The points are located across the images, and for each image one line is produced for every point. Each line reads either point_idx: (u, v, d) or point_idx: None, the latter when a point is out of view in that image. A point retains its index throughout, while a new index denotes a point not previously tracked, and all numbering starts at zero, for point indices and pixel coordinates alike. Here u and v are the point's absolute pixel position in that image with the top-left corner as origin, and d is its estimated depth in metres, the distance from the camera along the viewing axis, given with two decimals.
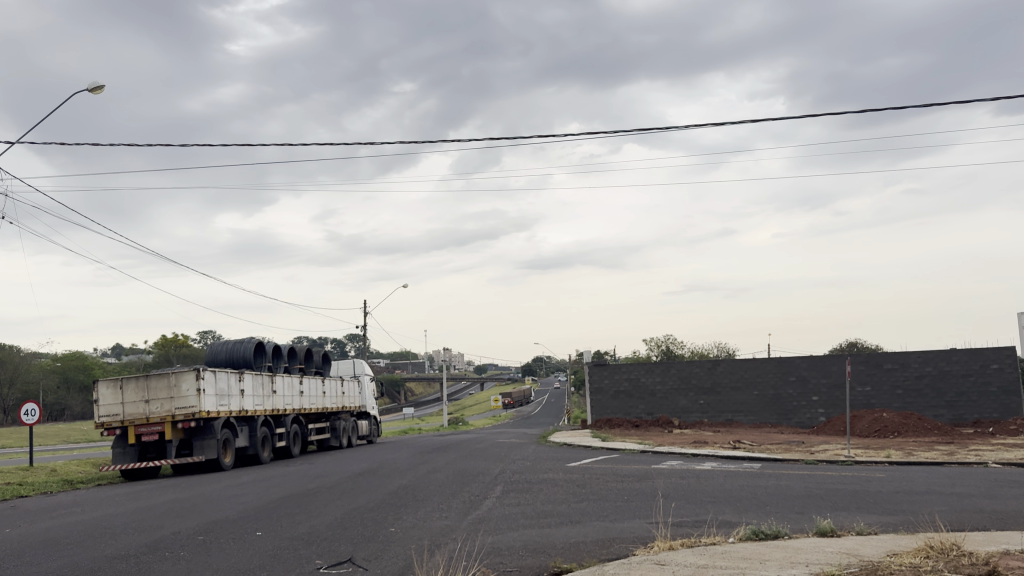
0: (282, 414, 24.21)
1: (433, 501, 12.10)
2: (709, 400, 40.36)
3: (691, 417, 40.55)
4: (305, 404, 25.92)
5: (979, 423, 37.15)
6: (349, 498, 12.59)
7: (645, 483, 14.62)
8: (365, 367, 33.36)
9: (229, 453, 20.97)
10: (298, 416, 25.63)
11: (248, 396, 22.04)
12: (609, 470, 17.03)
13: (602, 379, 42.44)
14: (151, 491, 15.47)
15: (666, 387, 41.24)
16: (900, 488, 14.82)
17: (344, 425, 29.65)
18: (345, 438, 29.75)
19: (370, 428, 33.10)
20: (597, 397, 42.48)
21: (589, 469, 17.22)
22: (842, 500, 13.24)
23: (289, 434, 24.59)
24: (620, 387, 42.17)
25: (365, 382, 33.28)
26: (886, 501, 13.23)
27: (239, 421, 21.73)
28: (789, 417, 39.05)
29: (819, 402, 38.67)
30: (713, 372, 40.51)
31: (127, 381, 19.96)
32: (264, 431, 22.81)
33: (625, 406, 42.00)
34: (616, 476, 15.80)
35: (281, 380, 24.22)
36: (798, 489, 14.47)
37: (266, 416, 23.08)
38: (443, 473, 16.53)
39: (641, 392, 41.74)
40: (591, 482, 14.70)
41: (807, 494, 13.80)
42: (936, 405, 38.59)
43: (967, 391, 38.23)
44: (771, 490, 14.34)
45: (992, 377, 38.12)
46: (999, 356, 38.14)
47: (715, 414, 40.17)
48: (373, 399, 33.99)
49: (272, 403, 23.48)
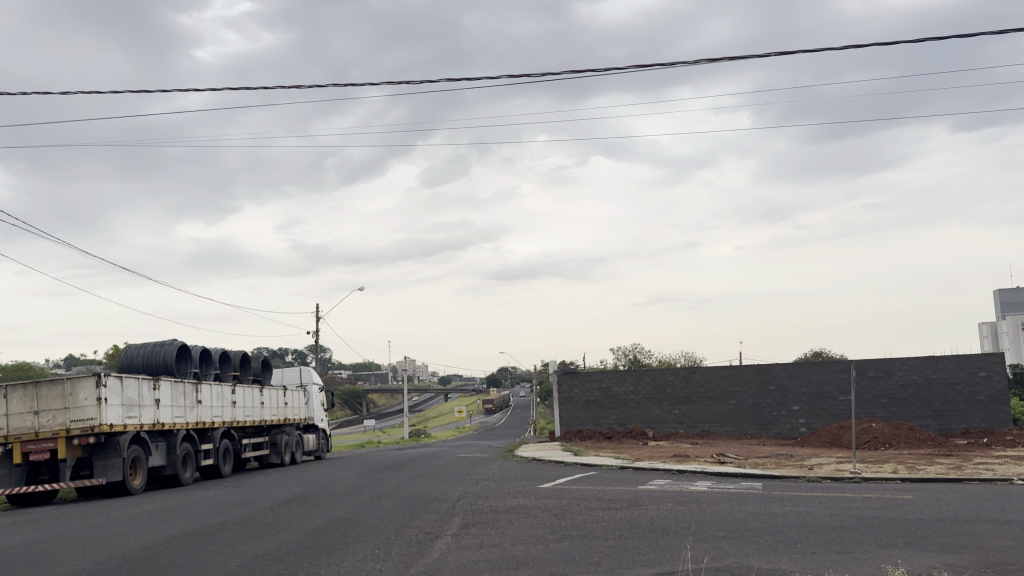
0: (208, 428, 21.00)
1: (369, 544, 9.16)
2: (684, 410, 37.80)
3: (666, 428, 37.94)
4: (237, 416, 22.74)
5: (969, 433, 35.13)
6: (257, 540, 9.57)
7: (637, 512, 11.76)
8: (312, 375, 30.21)
9: (140, 474, 17.82)
10: (229, 430, 22.41)
11: (166, 407, 18.90)
12: (589, 494, 14.15)
13: (571, 389, 39.59)
14: (20, 526, 12.26)
15: (639, 397, 38.57)
16: (947, 512, 12.19)
17: (285, 439, 26.46)
18: (287, 455, 26.57)
19: (317, 442, 29.91)
20: (566, 407, 39.62)
21: (566, 492, 14.32)
22: (888, 533, 10.58)
23: (218, 450, 21.44)
24: (591, 397, 39.37)
25: (313, 392, 30.09)
26: (940, 534, 10.63)
27: (153, 436, 18.55)
28: (769, 428, 36.68)
29: (799, 412, 36.37)
30: (688, 381, 37.97)
31: (14, 389, 16.72)
32: (186, 447, 19.66)
33: (595, 417, 39.21)
34: (599, 501, 12.93)
35: (208, 388, 21.05)
36: (824, 518, 11.71)
37: (187, 431, 19.88)
38: (389, 500, 13.52)
39: (612, 401, 39.03)
40: (571, 510, 11.83)
41: (838, 525, 11.08)
42: (922, 415, 36.51)
43: (955, 400, 36.20)
44: (792, 519, 11.58)
45: (980, 386, 36.10)
46: (987, 363, 36.15)
47: (691, 425, 37.62)
48: (321, 410, 30.78)
49: (196, 415, 20.30)
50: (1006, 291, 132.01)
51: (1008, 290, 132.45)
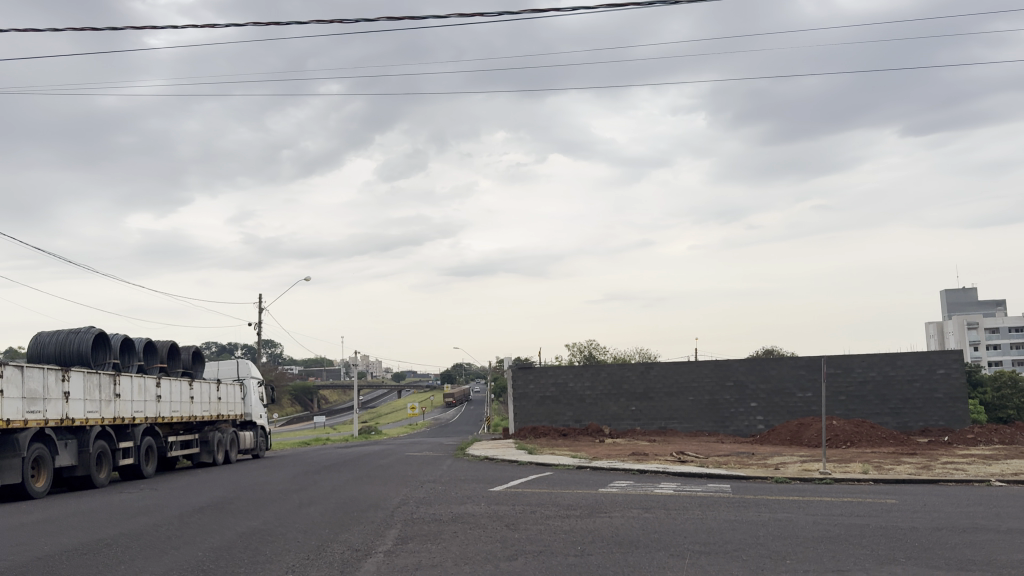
0: (128, 425, 19.11)
1: (280, 566, 7.56)
2: (641, 407, 36.71)
3: (622, 425, 36.83)
4: (163, 411, 20.87)
5: (927, 431, 34.67)
6: (145, 561, 7.90)
7: (599, 522, 10.37)
8: (250, 368, 28.33)
9: (43, 477, 15.89)
10: (153, 426, 20.53)
11: (77, 401, 16.96)
12: (545, 499, 12.70)
13: (526, 384, 38.25)
14: None
15: (595, 393, 37.37)
16: (939, 521, 11.05)
17: (218, 436, 24.59)
18: (220, 453, 24.71)
19: (255, 440, 28.05)
20: (521, 403, 38.28)
21: (520, 497, 12.88)
22: (883, 547, 9.35)
23: (139, 449, 19.54)
24: (546, 393, 38.05)
25: (251, 386, 28.20)
26: (942, 548, 9.42)
27: (60, 433, 16.60)
28: (726, 425, 35.78)
29: (757, 409, 35.51)
30: (645, 376, 36.88)
31: None
32: (101, 445, 17.73)
33: (550, 413, 37.91)
34: (557, 508, 11.49)
35: (127, 381, 19.15)
36: (808, 527, 10.49)
37: (103, 427, 17.98)
38: (319, 507, 11.93)
39: (568, 398, 37.77)
40: (525, 520, 10.40)
41: (826, 537, 9.83)
42: (880, 413, 35.99)
43: (913, 398, 35.74)
44: (774, 530, 10.30)
45: (939, 383, 35.64)
46: (946, 360, 35.68)
47: (648, 422, 36.57)
48: (259, 406, 28.91)
49: (113, 410, 18.39)
50: (952, 292, 134.43)
51: (952, 290, 135.11)
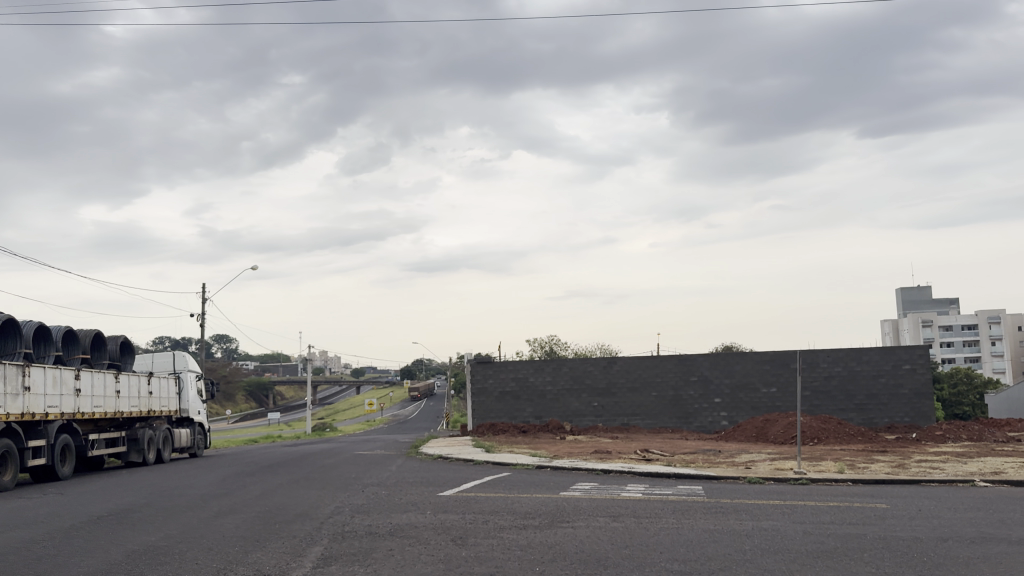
0: (40, 421, 17.18)
1: None
2: (604, 403, 35.49)
3: (584, 421, 35.59)
4: (83, 407, 18.99)
5: (892, 427, 34.01)
6: None
7: (561, 535, 8.95)
8: (188, 361, 26.46)
9: None
10: (70, 423, 18.64)
11: None
12: (499, 505, 11.26)
13: (485, 379, 36.77)
14: None
15: (556, 388, 36.03)
16: (943, 529, 9.84)
17: (148, 434, 22.72)
18: (151, 452, 22.87)
19: (191, 437, 26.21)
20: (479, 399, 36.75)
21: (472, 503, 11.43)
22: (890, 564, 8.07)
23: (54, 448, 17.66)
24: (506, 388, 36.59)
25: (188, 381, 26.32)
26: (955, 564, 8.15)
27: None
28: (689, 421, 34.73)
29: (721, 404, 34.48)
30: (608, 371, 35.62)
31: None
32: (5, 444, 15.72)
33: (510, 409, 36.49)
34: (514, 516, 10.05)
35: (40, 372, 17.22)
36: (799, 539, 9.19)
37: (10, 425, 16.02)
38: (237, 516, 10.32)
39: (528, 393, 36.36)
40: (476, 533, 8.96)
41: (822, 552, 8.52)
42: (845, 408, 35.24)
43: (879, 394, 35.04)
44: (761, 543, 8.99)
45: (904, 379, 34.98)
46: (911, 356, 35.01)
47: (610, 418, 35.38)
48: (197, 401, 27.07)
49: (22, 405, 16.42)
50: (907, 291, 135.86)
51: (908, 288, 136.62)
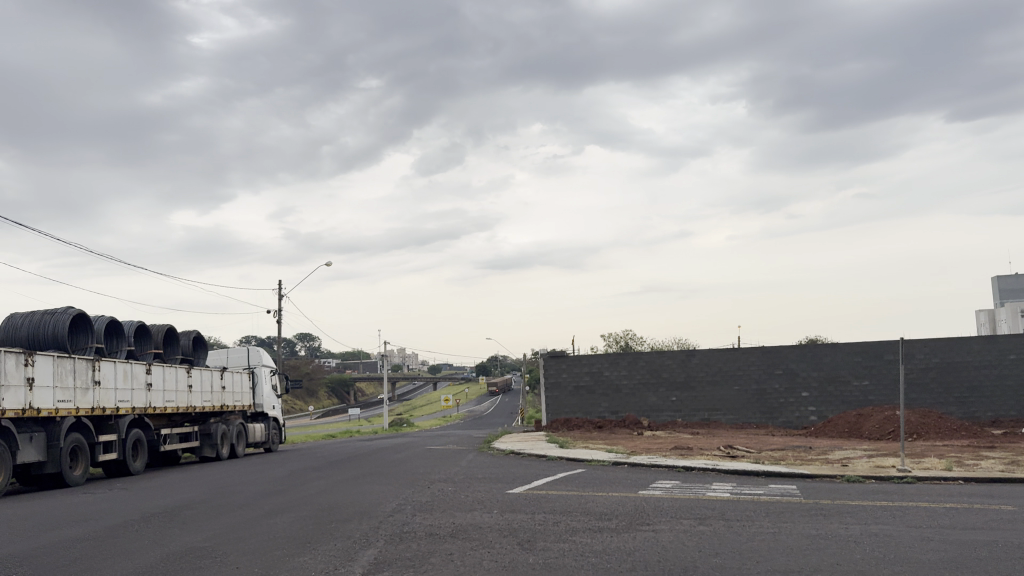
0: (110, 416, 17.10)
1: None
2: (683, 397, 34.11)
3: (662, 416, 34.30)
4: (154, 401, 18.93)
5: (998, 422, 31.56)
6: None
7: (639, 540, 7.97)
8: (263, 356, 26.44)
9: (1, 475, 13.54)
10: (141, 417, 18.58)
11: (44, 388, 14.68)
12: (572, 505, 10.36)
13: (559, 373, 35.85)
14: None
15: (632, 382, 34.83)
16: None
17: (222, 429, 22.69)
18: (225, 447, 22.83)
19: (266, 432, 26.17)
20: (553, 394, 35.86)
21: (544, 502, 10.54)
22: None
23: (125, 443, 17.63)
24: (580, 383, 35.59)
25: (262, 376, 26.26)
26: None
27: (25, 426, 14.39)
28: (774, 416, 33.03)
29: (808, 399, 32.66)
30: (687, 365, 34.20)
31: None
32: (76, 439, 15.63)
33: (585, 404, 35.47)
34: (588, 518, 9.12)
35: (110, 366, 17.14)
36: (916, 547, 7.98)
37: (79, 419, 15.95)
38: (292, 515, 9.71)
39: (604, 387, 35.27)
40: (544, 536, 8.07)
41: (947, 563, 7.30)
42: (945, 402, 32.90)
43: (981, 386, 32.58)
44: (872, 551, 7.80)
45: (1010, 370, 32.43)
46: (1018, 345, 32.42)
47: (689, 413, 33.99)
48: (271, 396, 27.05)
49: (92, 400, 16.35)
50: (1004, 279, 128.51)
51: (1006, 276, 129.25)
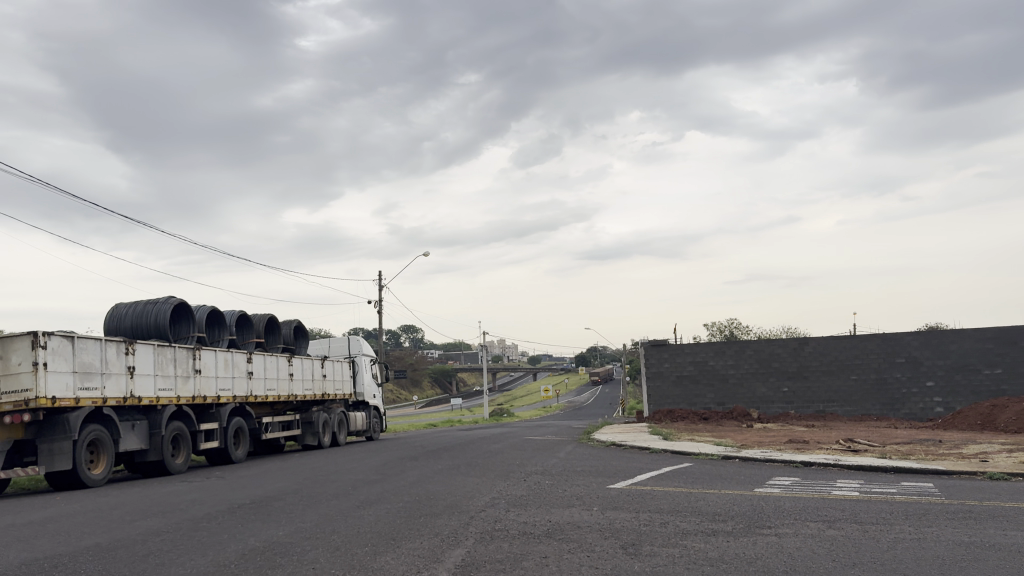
0: (211, 404, 17.20)
1: None
2: (795, 387, 32.22)
3: (773, 408, 32.52)
4: (255, 389, 19.00)
5: None
6: None
7: (759, 545, 6.96)
8: (362, 345, 26.42)
9: (103, 463, 13.63)
10: (243, 406, 18.69)
11: (145, 377, 14.80)
12: (680, 503, 9.41)
13: (661, 363, 34.48)
14: None
15: (740, 372, 33.15)
16: None
17: (322, 418, 22.69)
18: (325, 436, 22.86)
19: (366, 421, 26.14)
20: (655, 384, 34.58)
21: (649, 500, 9.62)
22: None
23: (227, 431, 17.74)
24: (683, 373, 34.11)
25: (362, 365, 26.24)
26: None
27: (127, 414, 14.52)
28: (897, 408, 30.75)
29: (934, 389, 30.25)
30: (799, 354, 32.24)
31: None
32: (177, 427, 15.75)
33: (688, 395, 34.01)
34: (699, 519, 8.16)
35: (211, 355, 17.26)
36: None
37: (181, 407, 16.07)
38: (381, 508, 9.16)
39: (709, 377, 33.70)
40: (651, 539, 7.18)
41: None
42: None
43: None
44: None
45: None
46: None
47: (802, 405, 32.08)
48: (371, 385, 27.01)
49: (193, 388, 16.45)
50: None
51: None
